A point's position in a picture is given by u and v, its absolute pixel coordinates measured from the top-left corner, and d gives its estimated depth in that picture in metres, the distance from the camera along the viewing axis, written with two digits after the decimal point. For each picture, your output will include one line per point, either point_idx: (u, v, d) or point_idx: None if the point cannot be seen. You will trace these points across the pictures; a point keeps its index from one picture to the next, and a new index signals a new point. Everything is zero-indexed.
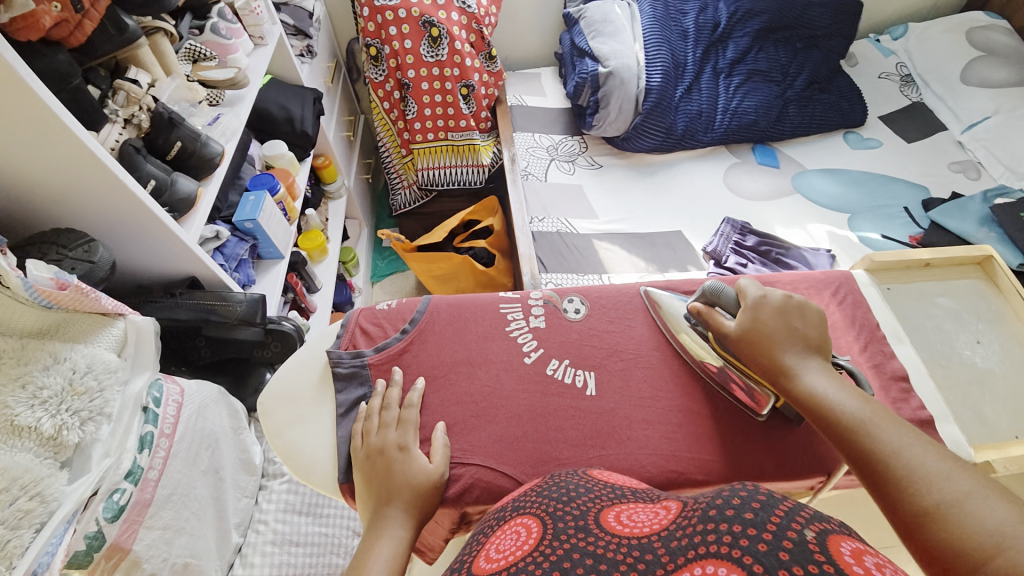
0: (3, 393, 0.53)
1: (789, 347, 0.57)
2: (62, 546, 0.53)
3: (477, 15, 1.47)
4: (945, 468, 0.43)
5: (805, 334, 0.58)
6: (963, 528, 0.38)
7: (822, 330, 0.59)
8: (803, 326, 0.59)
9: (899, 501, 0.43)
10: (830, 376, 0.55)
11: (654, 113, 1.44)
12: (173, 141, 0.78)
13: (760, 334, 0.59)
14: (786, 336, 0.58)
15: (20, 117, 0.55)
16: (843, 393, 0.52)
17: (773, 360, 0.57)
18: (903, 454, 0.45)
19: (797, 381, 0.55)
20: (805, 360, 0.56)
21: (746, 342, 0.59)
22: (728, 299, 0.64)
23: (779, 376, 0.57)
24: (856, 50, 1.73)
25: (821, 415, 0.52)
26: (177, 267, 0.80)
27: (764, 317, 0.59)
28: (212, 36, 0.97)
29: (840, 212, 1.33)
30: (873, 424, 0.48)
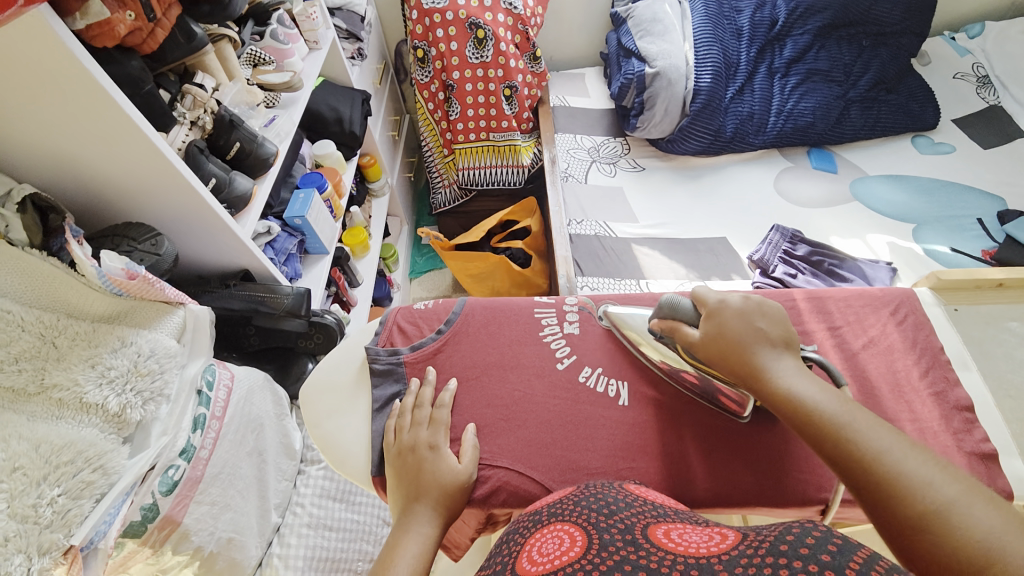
0: (76, 372, 0.59)
1: (759, 351, 0.53)
2: (119, 517, 0.59)
3: (523, 16, 1.48)
4: (931, 471, 0.40)
5: (775, 334, 0.55)
6: (961, 532, 0.36)
7: (789, 328, 0.56)
8: (772, 325, 0.55)
9: (891, 507, 0.40)
10: (807, 374, 0.51)
11: (702, 115, 1.39)
12: (233, 141, 0.83)
13: (724, 339, 0.55)
14: (753, 337, 0.54)
15: (101, 120, 0.60)
16: (825, 393, 0.49)
17: (746, 365, 0.53)
18: (888, 454, 0.42)
19: (772, 384, 0.51)
20: (780, 362, 0.53)
21: (714, 349, 0.56)
22: (686, 310, 0.60)
23: (752, 380, 0.53)
24: (928, 48, 1.60)
25: (799, 417, 0.48)
26: (232, 260, 0.85)
27: (729, 320, 0.56)
28: (271, 41, 1.02)
29: (904, 222, 1.23)
30: (855, 423, 0.45)
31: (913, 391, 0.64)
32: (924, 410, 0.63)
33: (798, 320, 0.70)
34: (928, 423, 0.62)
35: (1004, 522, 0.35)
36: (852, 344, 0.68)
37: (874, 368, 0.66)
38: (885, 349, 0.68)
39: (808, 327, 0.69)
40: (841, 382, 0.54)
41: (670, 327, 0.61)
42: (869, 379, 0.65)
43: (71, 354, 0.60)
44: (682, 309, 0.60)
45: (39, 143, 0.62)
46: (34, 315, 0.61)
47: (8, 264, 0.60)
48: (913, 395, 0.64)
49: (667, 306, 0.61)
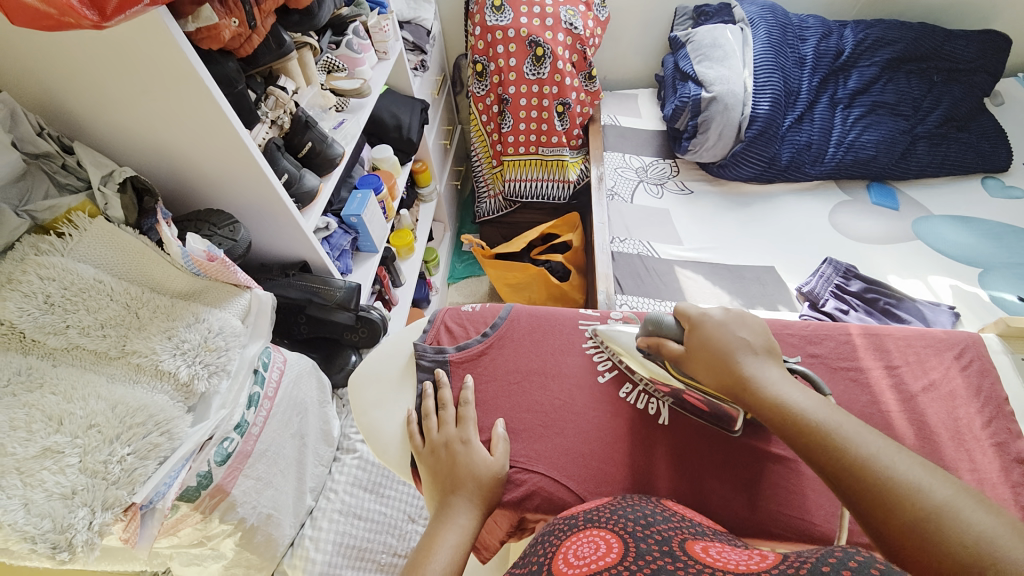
0: (154, 341, 0.65)
1: (744, 360, 0.54)
2: (178, 480, 0.62)
3: (583, 36, 1.51)
4: (923, 475, 0.41)
5: (756, 344, 0.56)
6: (961, 533, 0.36)
7: (770, 339, 0.57)
8: (754, 335, 0.56)
9: (886, 511, 0.40)
10: (794, 382, 0.52)
11: (756, 142, 1.37)
12: (305, 141, 0.89)
13: (709, 353, 0.56)
14: (739, 346, 0.55)
15: (198, 117, 0.66)
16: (809, 397, 0.49)
17: (728, 373, 0.54)
18: (877, 457, 0.43)
19: (760, 393, 0.51)
20: (766, 371, 0.53)
21: (701, 359, 0.57)
22: (671, 328, 0.62)
23: (740, 390, 0.53)
24: (1003, 87, 1.53)
25: (787, 424, 0.48)
26: (294, 251, 0.91)
27: (712, 330, 0.57)
28: (346, 50, 1.09)
29: (970, 265, 1.17)
30: (843, 428, 0.46)
31: (974, 441, 0.61)
32: (984, 461, 0.59)
33: (852, 356, 0.67)
34: (987, 475, 0.58)
35: (997, 521, 0.36)
36: (911, 386, 0.64)
37: (933, 413, 0.63)
38: (946, 394, 0.64)
39: (864, 364, 0.66)
40: (824, 391, 0.56)
41: (656, 343, 0.62)
42: (927, 424, 0.62)
43: (152, 324, 0.66)
44: (668, 324, 0.62)
45: (143, 131, 0.69)
46: (122, 286, 0.66)
47: (104, 238, 0.67)
48: (974, 445, 0.60)
49: (652, 324, 0.64)
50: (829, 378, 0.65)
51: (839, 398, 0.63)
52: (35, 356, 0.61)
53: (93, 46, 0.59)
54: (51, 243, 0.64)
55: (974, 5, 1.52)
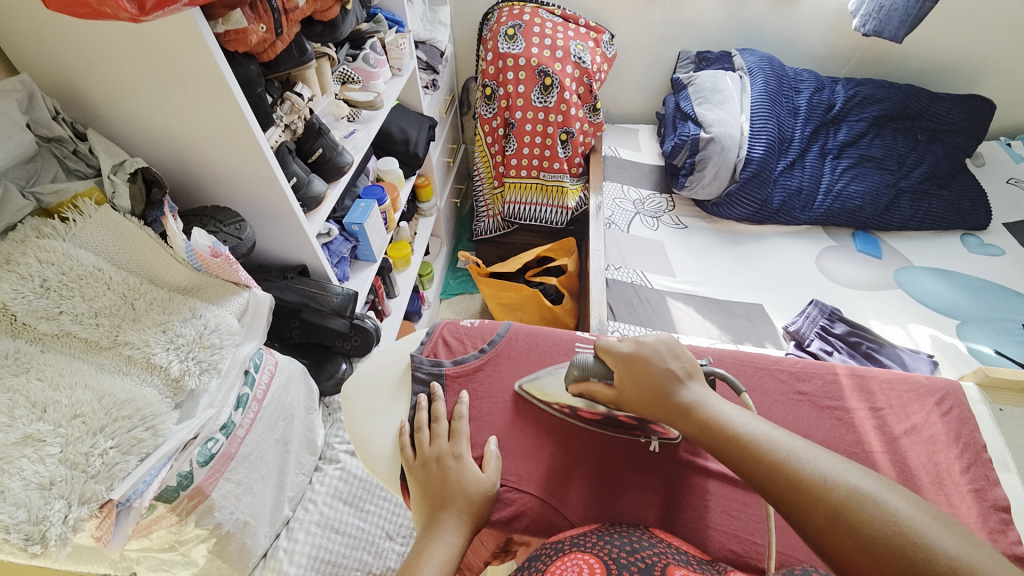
0: (147, 333, 0.64)
1: (672, 390, 0.56)
2: (157, 479, 0.61)
3: (590, 70, 1.56)
4: (833, 466, 0.46)
5: (682, 370, 0.58)
6: (881, 521, 0.40)
7: (693, 361, 0.60)
8: (678, 363, 0.59)
9: (807, 512, 0.44)
10: (720, 400, 0.55)
11: (750, 184, 1.43)
12: (317, 148, 0.90)
13: (641, 380, 0.58)
14: (667, 375, 0.57)
15: (218, 117, 0.68)
16: (738, 412, 0.53)
17: (664, 402, 0.56)
18: (791, 458, 0.47)
19: (696, 416, 0.54)
20: (695, 394, 0.56)
21: (634, 395, 0.59)
22: (598, 367, 0.63)
23: (674, 417, 0.56)
24: (982, 151, 1.62)
25: (727, 441, 0.51)
26: (294, 255, 0.91)
27: (638, 363, 0.59)
28: (362, 64, 1.11)
29: (947, 316, 1.21)
30: (760, 436, 0.50)
31: (952, 485, 0.62)
32: (962, 505, 0.60)
33: (839, 397, 0.69)
34: (964, 519, 0.60)
35: (913, 508, 0.41)
36: (894, 428, 0.66)
37: (915, 456, 0.64)
38: (927, 438, 0.66)
39: (850, 404, 0.68)
40: (739, 390, 0.61)
41: (585, 389, 0.64)
42: (910, 466, 0.63)
43: (148, 317, 0.65)
44: (592, 365, 0.64)
45: (160, 125, 0.70)
46: (121, 276, 0.66)
47: (108, 227, 0.66)
48: (952, 489, 0.62)
49: (578, 369, 0.65)
50: (815, 416, 0.66)
51: (824, 436, 0.65)
52: (23, 340, 0.59)
53: (125, 43, 0.61)
54: (54, 227, 0.63)
55: (956, 72, 1.62)
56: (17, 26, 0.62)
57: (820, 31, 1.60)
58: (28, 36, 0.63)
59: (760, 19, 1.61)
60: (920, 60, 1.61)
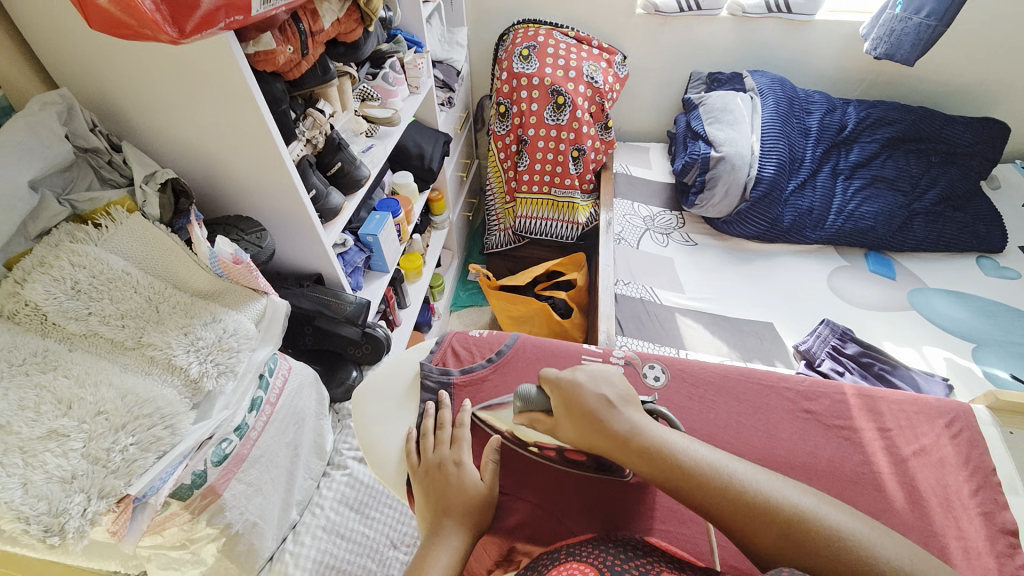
0: (170, 336, 0.66)
1: (605, 415, 0.55)
2: (173, 477, 0.62)
3: (602, 90, 1.59)
4: (772, 482, 0.48)
5: (613, 395, 0.57)
6: (829, 537, 0.43)
7: (630, 390, 0.60)
8: (610, 389, 0.58)
9: (760, 534, 0.45)
10: (655, 423, 0.55)
11: (760, 203, 1.43)
12: (336, 161, 0.93)
13: (578, 412, 0.57)
14: (601, 404, 0.56)
15: (243, 132, 0.71)
16: (673, 434, 0.53)
17: (604, 432, 0.55)
18: (734, 480, 0.48)
19: (638, 444, 0.53)
20: (630, 421, 0.55)
21: (575, 427, 0.57)
22: (535, 396, 0.62)
23: (612, 446, 0.54)
24: (999, 174, 1.61)
25: (671, 467, 0.50)
26: (311, 263, 0.94)
27: (571, 391, 0.59)
28: (382, 82, 1.16)
29: (963, 339, 1.20)
30: (701, 458, 0.50)
31: (961, 508, 0.61)
32: (970, 529, 0.59)
33: (846, 416, 0.68)
34: (973, 543, 0.58)
35: (851, 518, 0.45)
36: (902, 450, 0.65)
37: (923, 479, 0.63)
38: (936, 461, 0.65)
39: (857, 425, 0.67)
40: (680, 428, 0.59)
41: (530, 419, 0.62)
42: (918, 489, 0.62)
43: (170, 320, 0.68)
44: (535, 396, 0.63)
45: (190, 139, 0.74)
46: (148, 280, 0.69)
47: (137, 234, 0.69)
48: (960, 512, 0.61)
49: (521, 401, 0.63)
50: (822, 435, 0.66)
51: (831, 455, 0.64)
52: (53, 339, 0.63)
53: (165, 67, 0.65)
54: (88, 232, 0.67)
55: (972, 94, 1.62)
56: (65, 46, 0.67)
57: (832, 54, 1.63)
58: (74, 56, 0.67)
59: (771, 42, 1.64)
60: (933, 82, 1.62)
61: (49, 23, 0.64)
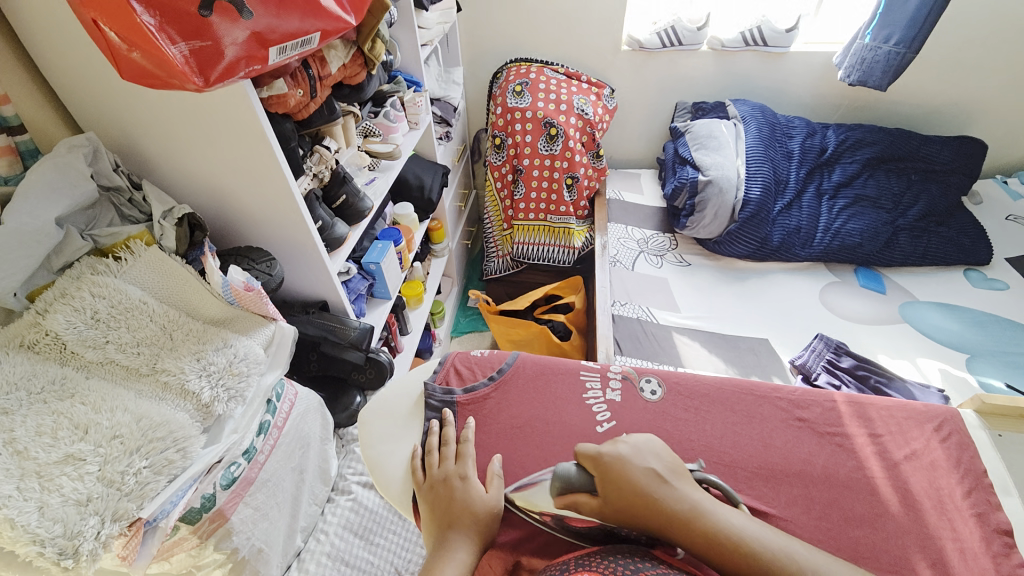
0: (183, 361, 0.69)
1: (663, 493, 0.55)
2: (183, 500, 0.64)
3: (592, 121, 1.67)
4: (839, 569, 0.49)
5: (664, 471, 0.58)
6: None
7: (677, 462, 0.60)
8: (662, 464, 0.58)
9: None
10: (712, 502, 0.55)
11: (749, 223, 1.48)
12: (341, 194, 0.99)
13: (629, 489, 0.56)
14: (653, 480, 0.56)
15: (256, 168, 0.76)
16: (734, 515, 0.53)
17: (660, 510, 0.54)
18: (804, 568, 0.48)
19: (701, 526, 0.52)
20: (687, 499, 0.55)
21: (626, 505, 0.56)
22: (578, 475, 0.60)
23: (671, 526, 0.53)
24: (979, 190, 1.67)
25: (737, 553, 0.50)
26: (316, 291, 0.97)
27: (623, 468, 0.58)
28: (383, 119, 1.23)
29: (956, 350, 1.22)
30: (766, 544, 0.50)
31: (955, 510, 0.62)
32: (965, 530, 0.61)
33: (838, 423, 0.70)
34: (969, 544, 0.60)
35: None
36: (894, 454, 0.67)
37: (916, 482, 0.65)
38: (928, 464, 0.66)
39: (849, 431, 0.69)
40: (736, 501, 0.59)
41: (572, 501, 0.59)
42: (911, 492, 0.64)
43: (183, 347, 0.71)
44: (575, 475, 0.60)
45: (205, 176, 0.79)
46: (163, 309, 0.72)
47: (154, 265, 0.73)
48: (955, 514, 0.62)
49: (561, 480, 0.60)
50: (815, 442, 0.68)
51: (824, 461, 0.66)
52: (71, 367, 0.65)
53: (186, 113, 0.71)
54: (108, 265, 0.71)
55: (946, 116, 1.71)
56: (92, 94, 0.72)
57: (809, 82, 1.72)
58: (100, 103, 0.73)
59: (751, 73, 1.73)
60: (908, 106, 1.71)
61: (78, 74, 0.70)
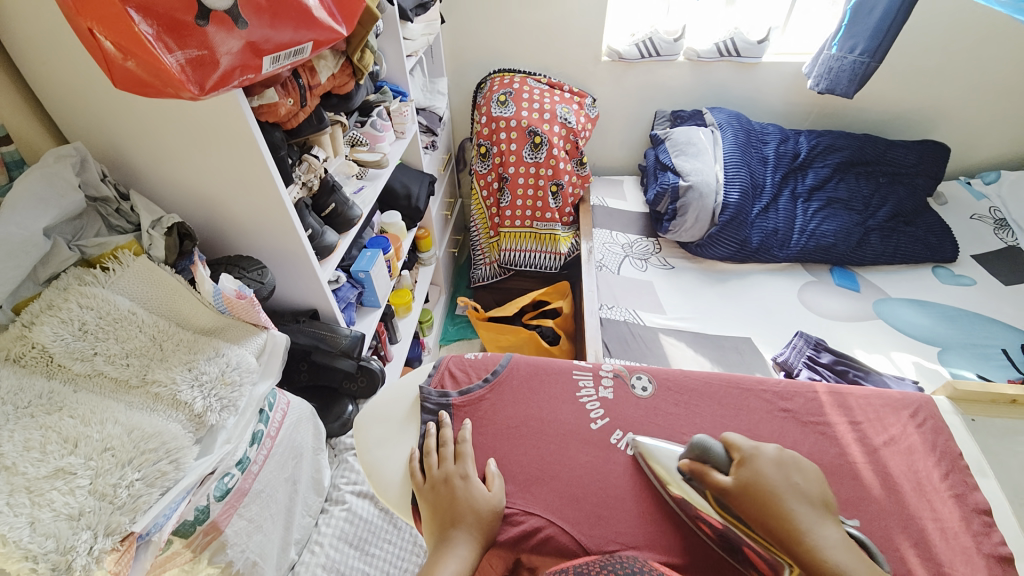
0: (174, 371, 0.68)
1: (798, 506, 0.54)
2: (177, 512, 0.64)
3: (575, 130, 1.71)
4: None
5: (813, 494, 0.56)
6: None
7: (828, 498, 0.57)
8: (812, 489, 0.57)
9: None
10: (842, 545, 0.51)
11: (729, 226, 1.53)
12: (330, 203, 0.99)
13: (765, 484, 0.56)
14: (794, 495, 0.55)
15: (247, 176, 0.76)
16: (855, 563, 0.49)
17: (784, 520, 0.53)
18: None
19: (815, 550, 0.50)
20: (818, 526, 0.53)
21: (753, 499, 0.55)
22: (718, 454, 0.61)
23: (786, 538, 0.52)
24: (944, 191, 1.76)
25: None
26: (305, 299, 0.96)
27: (763, 466, 0.58)
28: (371, 129, 1.24)
29: (927, 344, 1.28)
30: None
31: (934, 491, 0.65)
32: (944, 511, 0.64)
33: (821, 413, 0.73)
34: (949, 523, 0.63)
35: None
36: (873, 440, 0.70)
37: (896, 466, 0.68)
38: (905, 448, 0.70)
39: (831, 419, 0.72)
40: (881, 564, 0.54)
41: (699, 470, 0.61)
42: (892, 476, 0.66)
43: (174, 357, 0.70)
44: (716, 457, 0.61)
45: (194, 184, 0.79)
46: (152, 319, 0.71)
47: (143, 275, 0.72)
48: (934, 495, 0.65)
49: (697, 450, 0.62)
50: (800, 432, 0.70)
51: (810, 450, 0.68)
52: (57, 380, 0.64)
53: (177, 121, 0.71)
54: (95, 275, 0.70)
55: (913, 119, 1.80)
56: (78, 103, 0.72)
57: (780, 91, 1.79)
58: (86, 113, 0.73)
59: (726, 82, 1.80)
60: (874, 112, 1.79)
61: (63, 83, 0.70)
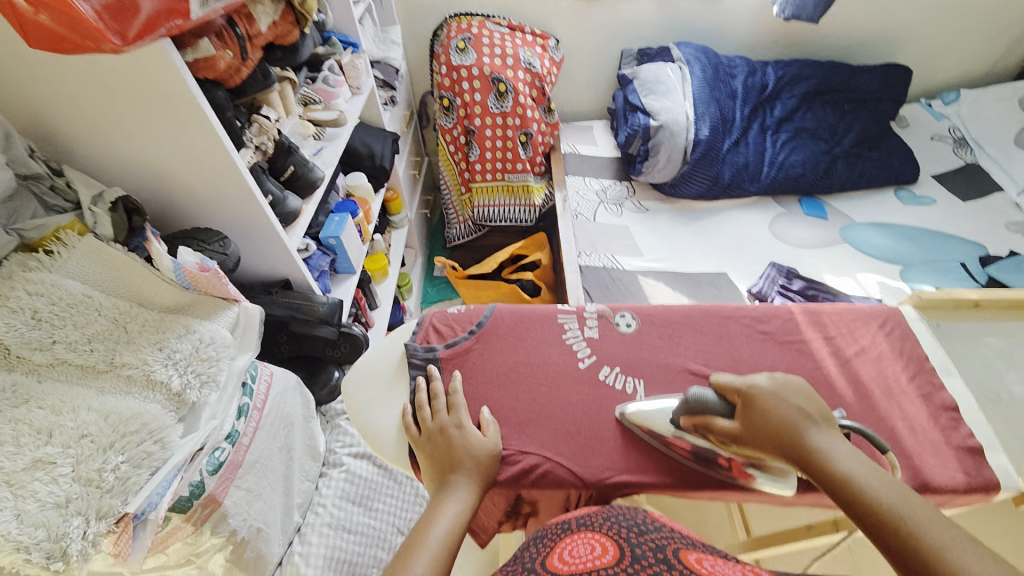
0: (144, 352, 0.66)
1: (806, 429, 0.56)
2: (170, 489, 0.63)
3: (540, 74, 1.64)
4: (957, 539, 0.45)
5: (814, 411, 0.58)
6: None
7: (827, 410, 0.60)
8: (812, 407, 0.59)
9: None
10: (850, 453, 0.54)
11: (701, 164, 1.53)
12: (288, 165, 0.93)
13: (768, 415, 0.58)
14: (799, 417, 0.57)
15: (192, 139, 0.70)
16: (865, 469, 0.52)
17: (794, 443, 0.56)
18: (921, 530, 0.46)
19: (827, 465, 0.53)
20: (826, 442, 0.55)
21: (761, 430, 0.57)
22: (715, 402, 0.62)
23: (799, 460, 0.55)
24: (908, 113, 1.78)
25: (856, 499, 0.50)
26: (275, 269, 0.93)
27: (768, 399, 0.59)
28: (322, 85, 1.15)
29: (892, 263, 1.33)
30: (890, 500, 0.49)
31: (902, 393, 0.70)
32: (912, 410, 0.69)
33: (796, 332, 0.76)
34: (916, 421, 0.68)
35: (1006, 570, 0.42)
36: (845, 352, 0.74)
37: (867, 373, 0.72)
38: (875, 357, 0.74)
39: (806, 338, 0.75)
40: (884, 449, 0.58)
41: (700, 422, 0.61)
42: (864, 384, 0.70)
43: (142, 338, 0.67)
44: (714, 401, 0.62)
45: (134, 153, 0.72)
46: (111, 301, 0.67)
47: (94, 256, 0.68)
48: (902, 397, 0.70)
49: (694, 402, 0.62)
50: (778, 352, 0.73)
51: (788, 367, 0.71)
52: (19, 372, 0.61)
53: (102, 81, 0.64)
54: (39, 260, 0.65)
55: (874, 44, 1.78)
56: None
57: (745, 20, 1.74)
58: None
59: (692, 14, 1.73)
60: (838, 37, 1.77)
61: None
